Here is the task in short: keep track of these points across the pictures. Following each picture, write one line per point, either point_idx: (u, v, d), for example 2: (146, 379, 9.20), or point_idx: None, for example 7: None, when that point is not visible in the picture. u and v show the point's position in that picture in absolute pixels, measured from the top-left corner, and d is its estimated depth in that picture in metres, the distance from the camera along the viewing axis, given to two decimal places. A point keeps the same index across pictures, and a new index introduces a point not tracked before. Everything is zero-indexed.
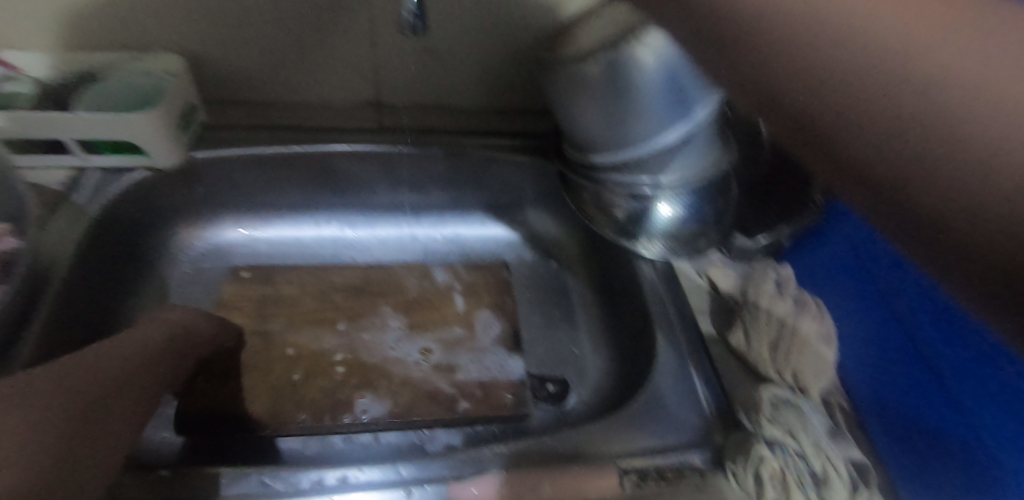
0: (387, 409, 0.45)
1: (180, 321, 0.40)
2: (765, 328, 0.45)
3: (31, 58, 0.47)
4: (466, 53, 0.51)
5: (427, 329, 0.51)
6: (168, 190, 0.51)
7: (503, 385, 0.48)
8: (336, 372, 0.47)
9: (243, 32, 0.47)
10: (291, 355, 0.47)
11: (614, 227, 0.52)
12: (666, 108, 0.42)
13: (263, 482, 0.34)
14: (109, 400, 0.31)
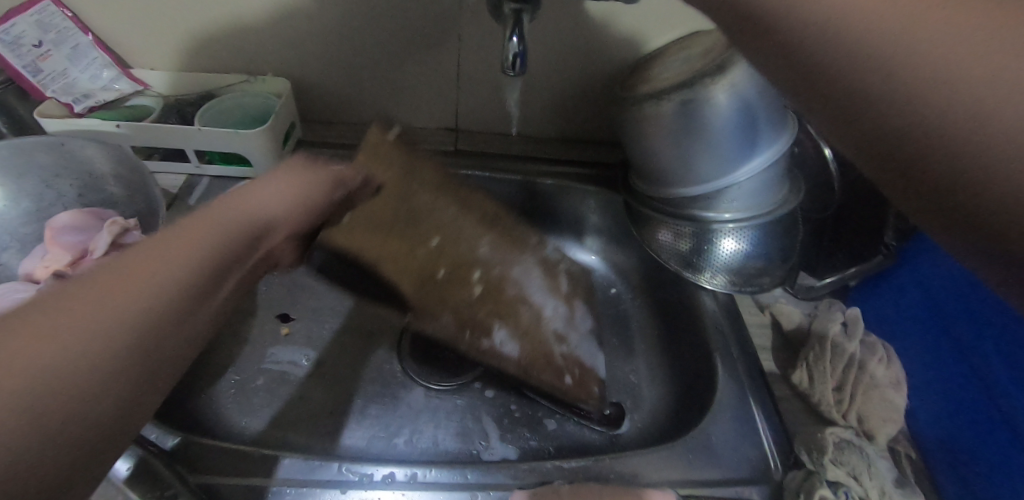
0: (517, 351, 0.46)
1: (273, 196, 0.33)
2: (832, 367, 0.44)
3: (163, 77, 0.54)
4: (542, 85, 0.55)
5: (542, 274, 0.50)
6: None
7: (593, 376, 0.49)
8: (475, 292, 0.46)
9: (346, 61, 0.53)
10: (434, 247, 0.46)
11: (674, 259, 0.53)
12: (736, 147, 0.45)
13: (341, 471, 0.37)
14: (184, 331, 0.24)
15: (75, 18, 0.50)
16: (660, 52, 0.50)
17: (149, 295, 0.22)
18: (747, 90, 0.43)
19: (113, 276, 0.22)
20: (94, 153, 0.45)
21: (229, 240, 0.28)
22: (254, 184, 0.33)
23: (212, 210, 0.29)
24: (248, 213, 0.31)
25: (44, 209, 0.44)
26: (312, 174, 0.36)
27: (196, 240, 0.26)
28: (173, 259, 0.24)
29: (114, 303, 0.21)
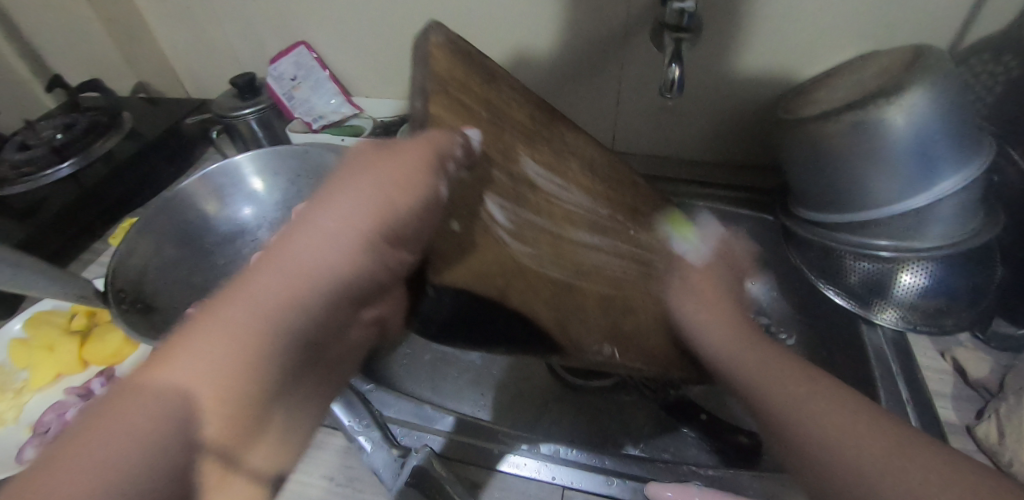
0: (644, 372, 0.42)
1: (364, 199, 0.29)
2: None
3: (374, 103, 0.68)
4: (701, 112, 0.57)
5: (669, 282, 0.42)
6: None
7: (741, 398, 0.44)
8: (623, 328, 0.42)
9: (521, 90, 0.61)
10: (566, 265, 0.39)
11: (840, 290, 0.53)
12: (917, 173, 0.44)
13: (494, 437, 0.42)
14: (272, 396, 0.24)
15: (317, 57, 0.65)
16: (828, 74, 0.50)
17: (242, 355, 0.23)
18: (932, 108, 0.42)
19: (219, 322, 0.23)
20: (331, 160, 0.56)
21: (329, 259, 0.27)
22: (331, 195, 0.28)
23: (290, 246, 0.26)
24: (356, 262, 0.28)
25: (289, 200, 0.59)
26: (415, 168, 0.29)
27: (302, 294, 0.25)
28: (281, 291, 0.25)
29: (214, 365, 0.22)
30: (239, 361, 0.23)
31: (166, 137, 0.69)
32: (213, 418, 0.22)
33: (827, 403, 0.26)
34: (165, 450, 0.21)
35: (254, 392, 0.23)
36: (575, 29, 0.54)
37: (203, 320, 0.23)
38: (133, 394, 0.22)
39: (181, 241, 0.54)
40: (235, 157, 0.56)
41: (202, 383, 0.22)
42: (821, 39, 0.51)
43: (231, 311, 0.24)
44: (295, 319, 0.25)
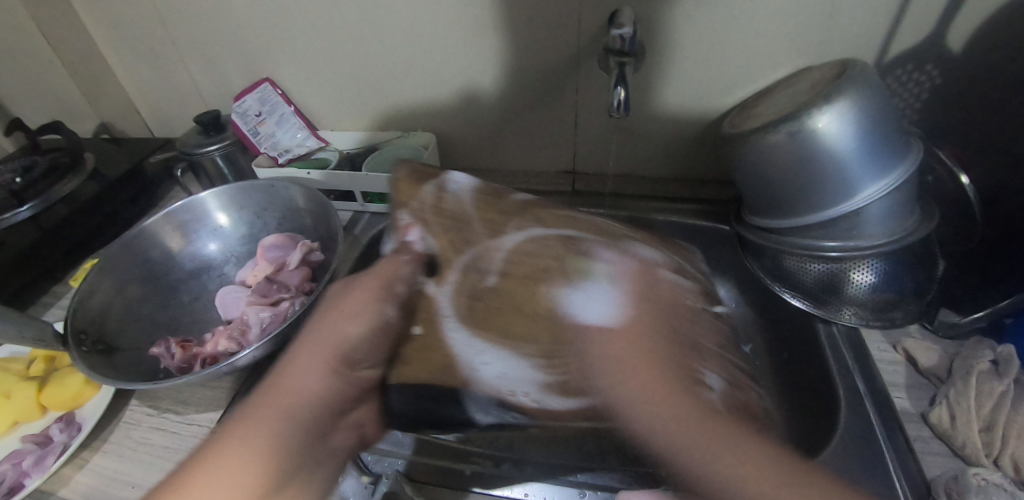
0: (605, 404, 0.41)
1: (352, 300, 0.39)
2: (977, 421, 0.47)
3: (339, 135, 0.70)
4: (651, 129, 0.60)
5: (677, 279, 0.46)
6: None
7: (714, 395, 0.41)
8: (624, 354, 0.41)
9: (480, 116, 0.63)
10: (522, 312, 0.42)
11: (799, 292, 0.55)
12: (850, 176, 0.46)
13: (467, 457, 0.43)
14: (301, 458, 0.30)
15: (281, 94, 0.66)
16: (767, 90, 0.54)
17: (267, 435, 0.29)
18: (856, 114, 0.45)
19: (269, 396, 0.32)
20: (295, 192, 0.57)
21: (309, 378, 0.33)
22: (324, 330, 0.37)
23: (301, 365, 0.34)
24: (330, 387, 0.34)
25: (255, 234, 0.59)
26: (373, 298, 0.40)
27: (303, 389, 0.32)
28: (306, 382, 0.33)
29: (226, 485, 0.27)
30: (263, 450, 0.28)
31: (130, 177, 0.70)
32: (231, 478, 0.27)
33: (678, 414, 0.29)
34: None
35: (270, 452, 0.28)
36: (528, 57, 0.56)
37: (249, 412, 0.30)
38: (192, 476, 0.27)
39: (143, 281, 0.54)
40: (199, 194, 0.57)
41: (241, 437, 0.29)
42: (757, 58, 0.54)
43: (254, 411, 0.31)
44: (293, 416, 0.31)
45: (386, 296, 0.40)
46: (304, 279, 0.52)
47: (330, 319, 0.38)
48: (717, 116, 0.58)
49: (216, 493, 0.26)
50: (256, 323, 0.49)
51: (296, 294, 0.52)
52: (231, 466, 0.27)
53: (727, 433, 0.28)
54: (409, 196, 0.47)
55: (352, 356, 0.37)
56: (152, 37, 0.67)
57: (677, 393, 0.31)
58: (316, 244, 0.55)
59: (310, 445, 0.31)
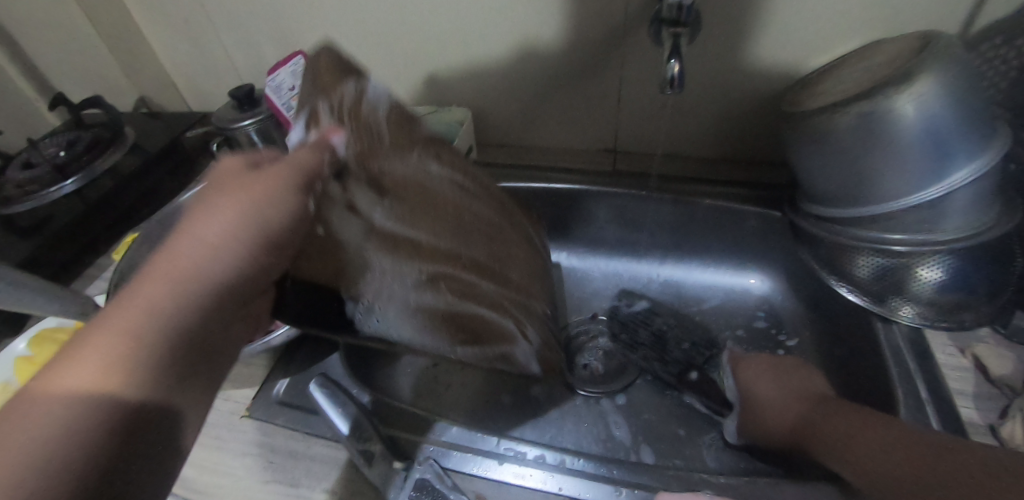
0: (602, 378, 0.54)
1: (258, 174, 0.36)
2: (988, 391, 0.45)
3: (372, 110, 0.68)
4: (699, 106, 0.56)
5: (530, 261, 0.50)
6: None
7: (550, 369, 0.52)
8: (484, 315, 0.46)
9: (516, 92, 0.60)
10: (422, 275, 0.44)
11: (855, 286, 0.51)
12: (927, 161, 0.42)
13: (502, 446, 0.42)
14: (199, 349, 0.31)
15: (316, 67, 0.64)
16: (833, 66, 0.49)
17: (167, 300, 0.30)
18: (939, 94, 0.40)
19: (163, 262, 0.31)
20: None
21: (209, 266, 0.32)
22: (197, 221, 0.34)
23: (178, 264, 0.31)
24: (246, 272, 0.34)
25: None
26: (294, 182, 0.36)
27: (187, 295, 0.31)
28: (210, 265, 0.32)
29: (116, 346, 0.28)
30: (161, 321, 0.29)
31: (168, 151, 0.70)
32: (85, 390, 0.26)
33: (884, 446, 0.36)
34: (102, 401, 0.26)
35: (163, 336, 0.29)
36: (571, 30, 0.53)
37: (140, 277, 0.31)
38: (50, 378, 0.27)
39: None
40: None
41: (103, 343, 0.28)
42: (824, 28, 0.49)
43: (117, 312, 0.29)
44: (173, 334, 0.30)
45: (309, 194, 0.36)
46: None
47: (252, 187, 0.35)
48: (772, 94, 0.54)
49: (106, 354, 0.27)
50: None
51: None
52: (86, 376, 0.26)
53: (852, 427, 0.39)
54: (329, 88, 0.39)
55: (277, 244, 0.36)
56: (187, 10, 0.66)
57: (864, 431, 0.38)
58: None
59: (210, 334, 0.32)
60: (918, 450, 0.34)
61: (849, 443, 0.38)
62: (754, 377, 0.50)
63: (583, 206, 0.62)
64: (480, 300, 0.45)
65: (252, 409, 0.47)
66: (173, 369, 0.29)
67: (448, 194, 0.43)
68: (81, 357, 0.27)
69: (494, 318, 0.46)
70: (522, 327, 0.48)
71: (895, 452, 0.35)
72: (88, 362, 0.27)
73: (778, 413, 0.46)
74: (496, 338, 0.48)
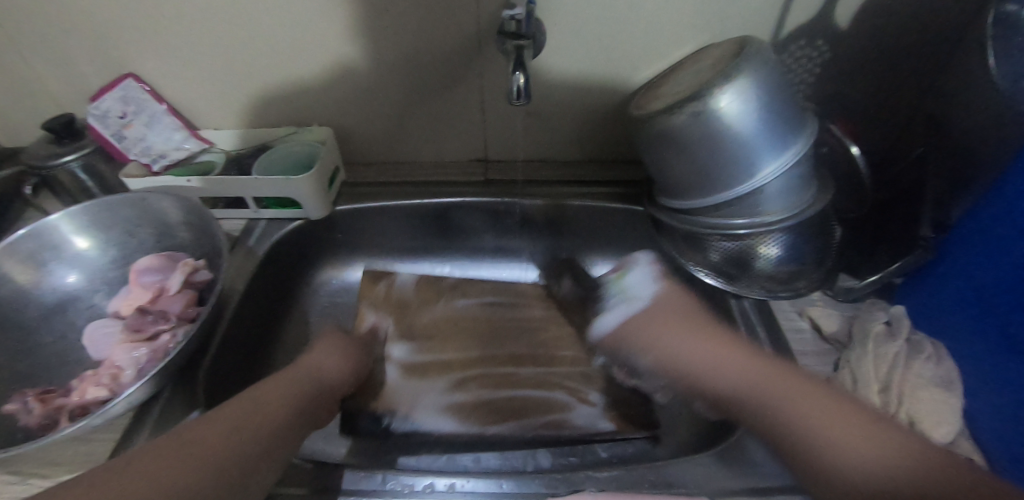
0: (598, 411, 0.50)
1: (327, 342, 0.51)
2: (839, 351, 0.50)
3: (222, 134, 0.62)
4: (561, 111, 0.58)
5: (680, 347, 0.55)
6: (318, 237, 0.61)
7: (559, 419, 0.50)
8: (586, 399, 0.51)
9: (379, 107, 0.58)
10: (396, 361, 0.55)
11: (711, 268, 0.55)
12: (752, 152, 0.47)
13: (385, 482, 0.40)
14: (296, 419, 0.40)
15: (150, 90, 0.58)
16: (671, 70, 0.53)
17: (284, 385, 0.42)
18: (753, 94, 0.45)
19: (285, 374, 0.44)
20: (168, 206, 0.50)
21: (321, 374, 0.46)
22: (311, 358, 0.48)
23: (296, 375, 0.44)
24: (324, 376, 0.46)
25: (125, 256, 0.52)
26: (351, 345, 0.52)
27: (298, 388, 0.43)
28: (317, 376, 0.45)
29: (243, 420, 0.36)
30: (272, 403, 0.39)
31: None
32: (213, 438, 0.34)
33: (809, 403, 0.36)
34: (247, 443, 0.35)
35: (276, 413, 0.39)
36: (426, 43, 0.52)
37: (274, 380, 0.43)
38: (191, 431, 0.34)
39: None
40: (47, 216, 0.48)
41: (240, 413, 0.37)
42: (659, 35, 0.52)
43: (252, 396, 0.39)
44: (283, 417, 0.39)
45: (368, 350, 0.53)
46: (186, 305, 0.46)
47: (329, 336, 0.52)
48: (624, 98, 0.57)
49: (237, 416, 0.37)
50: (127, 361, 0.43)
51: (177, 322, 0.45)
52: (220, 429, 0.35)
53: (790, 389, 0.38)
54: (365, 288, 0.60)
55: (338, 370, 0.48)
56: None
57: (792, 379, 0.39)
58: (201, 262, 0.49)
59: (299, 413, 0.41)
60: (824, 421, 0.35)
61: (776, 398, 0.38)
62: (677, 341, 0.46)
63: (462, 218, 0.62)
64: (523, 384, 0.54)
65: None
66: (275, 424, 0.38)
67: (480, 316, 0.60)
68: (212, 422, 0.36)
69: (528, 393, 0.53)
70: (578, 393, 0.53)
71: (812, 404, 0.36)
72: (225, 425, 0.35)
73: (727, 362, 0.43)
74: (544, 408, 0.51)
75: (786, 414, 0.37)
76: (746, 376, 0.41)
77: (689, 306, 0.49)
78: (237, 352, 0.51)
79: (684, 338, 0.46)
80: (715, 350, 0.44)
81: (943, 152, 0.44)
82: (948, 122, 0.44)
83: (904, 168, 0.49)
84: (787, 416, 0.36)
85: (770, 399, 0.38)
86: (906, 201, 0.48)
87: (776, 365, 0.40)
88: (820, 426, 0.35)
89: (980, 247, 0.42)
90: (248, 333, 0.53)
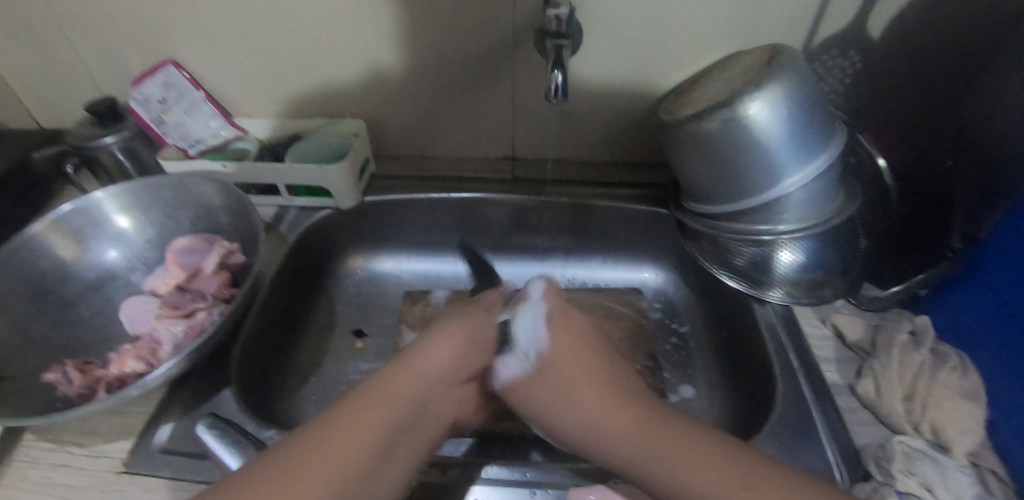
0: None
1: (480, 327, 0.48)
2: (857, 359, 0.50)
3: (257, 123, 0.63)
4: (591, 112, 0.59)
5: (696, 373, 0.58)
6: (347, 226, 0.62)
7: None
8: None
9: (411, 102, 0.59)
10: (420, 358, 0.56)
11: (734, 273, 0.56)
12: (781, 159, 0.47)
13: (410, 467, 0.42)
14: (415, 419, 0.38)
15: (189, 77, 0.59)
16: (702, 74, 0.54)
17: (408, 382, 0.39)
18: (784, 101, 0.45)
19: (408, 360, 0.41)
20: (208, 190, 0.52)
21: (448, 363, 0.43)
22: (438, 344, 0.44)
23: (418, 367, 0.41)
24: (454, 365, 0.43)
25: (164, 237, 0.53)
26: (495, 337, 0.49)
27: (416, 378, 0.40)
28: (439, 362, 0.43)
29: (367, 421, 0.34)
30: (400, 400, 0.37)
31: (11, 175, 0.60)
32: (353, 450, 0.32)
33: (705, 471, 0.31)
34: (371, 451, 0.33)
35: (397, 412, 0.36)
36: (462, 40, 0.53)
37: (400, 371, 0.40)
38: (320, 439, 0.32)
39: (30, 297, 0.47)
40: (92, 194, 0.50)
41: (367, 418, 0.34)
42: (692, 41, 0.53)
43: (380, 394, 0.37)
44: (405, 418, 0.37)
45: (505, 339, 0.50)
46: (222, 285, 0.48)
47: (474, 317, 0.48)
48: (655, 100, 0.58)
49: (359, 414, 0.35)
50: (165, 337, 0.44)
51: (213, 302, 0.47)
52: (357, 439, 0.33)
53: (665, 454, 0.33)
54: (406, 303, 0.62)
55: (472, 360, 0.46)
56: (24, 13, 0.58)
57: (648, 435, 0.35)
58: (237, 245, 0.50)
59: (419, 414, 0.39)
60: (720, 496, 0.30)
61: (655, 468, 0.33)
62: (560, 402, 0.41)
63: (487, 214, 0.63)
64: None
65: (131, 462, 0.40)
66: (398, 417, 0.36)
67: None
68: (336, 420, 0.34)
69: None
70: None
71: (702, 472, 0.31)
72: (349, 428, 0.33)
73: (603, 410, 0.39)
74: None
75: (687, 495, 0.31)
76: (623, 444, 0.36)
77: (593, 361, 0.44)
78: (267, 334, 0.53)
79: (579, 394, 0.40)
80: (593, 405, 0.39)
81: (972, 166, 0.45)
82: (973, 133, 0.45)
83: (934, 178, 0.49)
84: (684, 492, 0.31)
85: (650, 468, 0.34)
86: (936, 210, 0.48)
87: (644, 424, 0.36)
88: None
89: (1000, 260, 0.42)
90: (280, 318, 0.55)
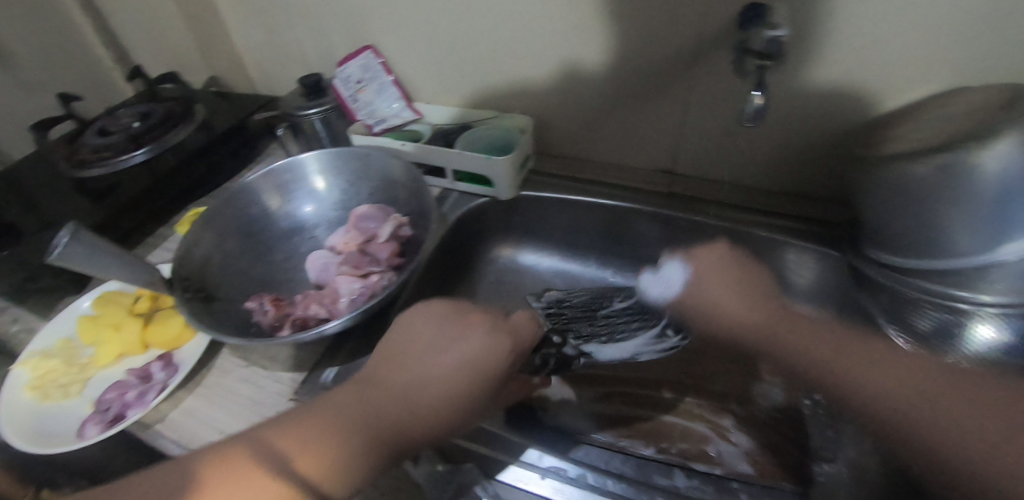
0: (755, 444, 0.48)
1: (471, 342, 0.43)
2: None
3: (434, 110, 0.69)
4: (767, 134, 0.56)
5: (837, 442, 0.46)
6: (500, 216, 0.65)
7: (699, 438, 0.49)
8: (728, 441, 0.49)
9: (578, 105, 0.61)
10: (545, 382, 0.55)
11: (907, 335, 0.49)
12: (1008, 219, 0.39)
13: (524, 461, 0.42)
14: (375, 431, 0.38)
15: (383, 63, 0.66)
16: (917, 107, 0.48)
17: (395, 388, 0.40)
18: (1018, 159, 0.37)
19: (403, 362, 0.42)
20: (390, 164, 0.57)
21: (437, 373, 0.41)
22: (437, 350, 0.43)
23: (404, 376, 0.41)
24: (452, 377, 0.41)
25: (346, 201, 0.60)
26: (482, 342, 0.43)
27: (404, 385, 0.40)
28: (438, 367, 0.41)
29: (333, 417, 0.39)
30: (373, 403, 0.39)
31: (234, 132, 0.72)
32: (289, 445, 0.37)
33: (957, 403, 0.38)
34: (314, 448, 0.37)
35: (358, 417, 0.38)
36: (644, 50, 0.53)
37: (390, 368, 0.42)
38: (300, 415, 0.39)
39: (241, 235, 0.56)
40: (301, 156, 0.58)
41: (340, 411, 0.39)
42: (908, 69, 0.48)
43: (362, 395, 0.40)
44: (384, 429, 0.38)
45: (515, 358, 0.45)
46: (392, 254, 0.52)
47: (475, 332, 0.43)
48: (848, 131, 0.53)
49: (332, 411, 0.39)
50: (345, 290, 0.49)
51: (385, 267, 0.52)
52: (319, 425, 0.38)
53: (855, 375, 0.44)
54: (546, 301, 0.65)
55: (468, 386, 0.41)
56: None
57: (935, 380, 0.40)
58: (407, 219, 0.55)
59: (384, 426, 0.38)
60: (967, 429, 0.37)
61: (860, 379, 0.43)
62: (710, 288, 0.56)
63: (636, 226, 0.62)
64: (665, 409, 0.52)
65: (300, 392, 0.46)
66: (357, 416, 0.39)
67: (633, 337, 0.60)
68: (320, 408, 0.39)
69: (666, 419, 0.51)
70: (721, 428, 0.50)
71: (923, 399, 0.39)
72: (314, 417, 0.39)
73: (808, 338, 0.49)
74: (672, 433, 0.50)
75: (905, 421, 0.40)
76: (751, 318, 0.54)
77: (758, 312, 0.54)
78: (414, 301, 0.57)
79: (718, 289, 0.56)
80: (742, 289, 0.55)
81: None
82: None
83: None
84: (909, 429, 0.39)
85: (892, 402, 0.41)
86: None
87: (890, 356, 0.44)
88: (934, 428, 0.38)
89: None
90: (431, 289, 0.59)
